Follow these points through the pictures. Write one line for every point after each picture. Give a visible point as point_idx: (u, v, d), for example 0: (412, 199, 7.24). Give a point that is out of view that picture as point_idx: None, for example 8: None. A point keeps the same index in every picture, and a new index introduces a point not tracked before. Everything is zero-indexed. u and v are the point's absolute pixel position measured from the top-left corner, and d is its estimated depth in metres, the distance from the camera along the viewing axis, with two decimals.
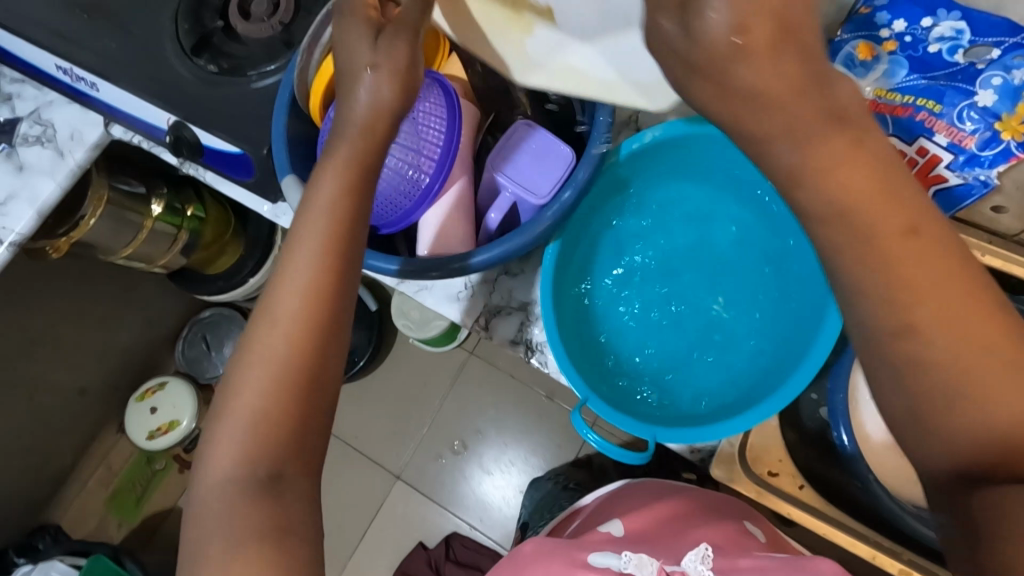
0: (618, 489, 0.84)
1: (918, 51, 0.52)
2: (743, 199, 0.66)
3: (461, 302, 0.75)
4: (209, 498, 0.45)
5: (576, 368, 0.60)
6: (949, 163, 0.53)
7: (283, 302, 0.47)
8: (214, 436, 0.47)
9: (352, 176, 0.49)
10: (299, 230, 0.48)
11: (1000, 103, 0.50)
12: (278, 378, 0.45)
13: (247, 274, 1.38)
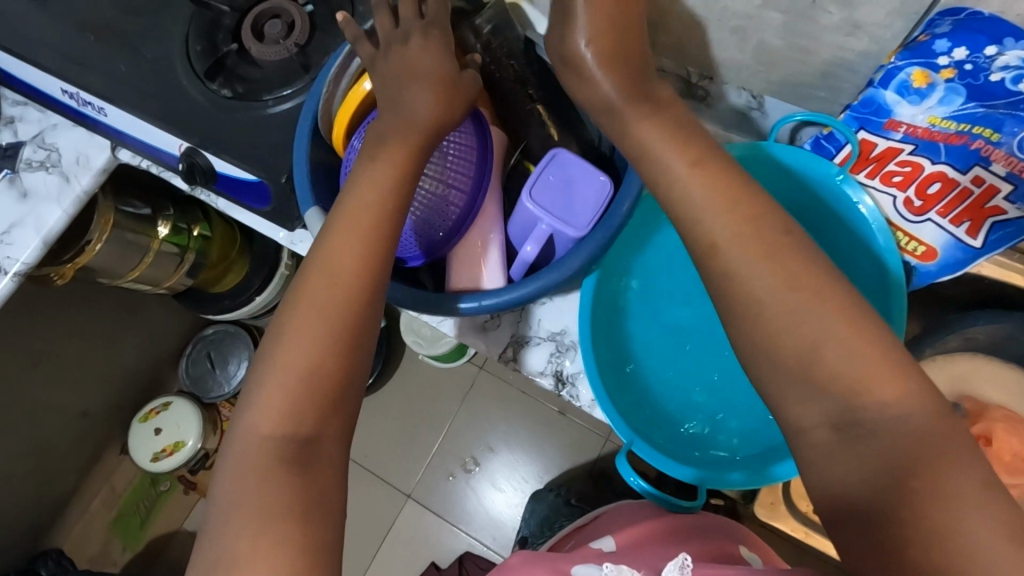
0: (629, 507, 0.82)
1: (978, 79, 0.49)
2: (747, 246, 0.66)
3: (488, 332, 0.72)
4: (236, 461, 0.45)
5: (618, 412, 0.59)
6: (1008, 194, 0.52)
7: (333, 265, 0.49)
8: (251, 395, 0.47)
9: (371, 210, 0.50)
10: (348, 205, 0.51)
11: None
12: (322, 342, 0.47)
13: (254, 291, 1.35)
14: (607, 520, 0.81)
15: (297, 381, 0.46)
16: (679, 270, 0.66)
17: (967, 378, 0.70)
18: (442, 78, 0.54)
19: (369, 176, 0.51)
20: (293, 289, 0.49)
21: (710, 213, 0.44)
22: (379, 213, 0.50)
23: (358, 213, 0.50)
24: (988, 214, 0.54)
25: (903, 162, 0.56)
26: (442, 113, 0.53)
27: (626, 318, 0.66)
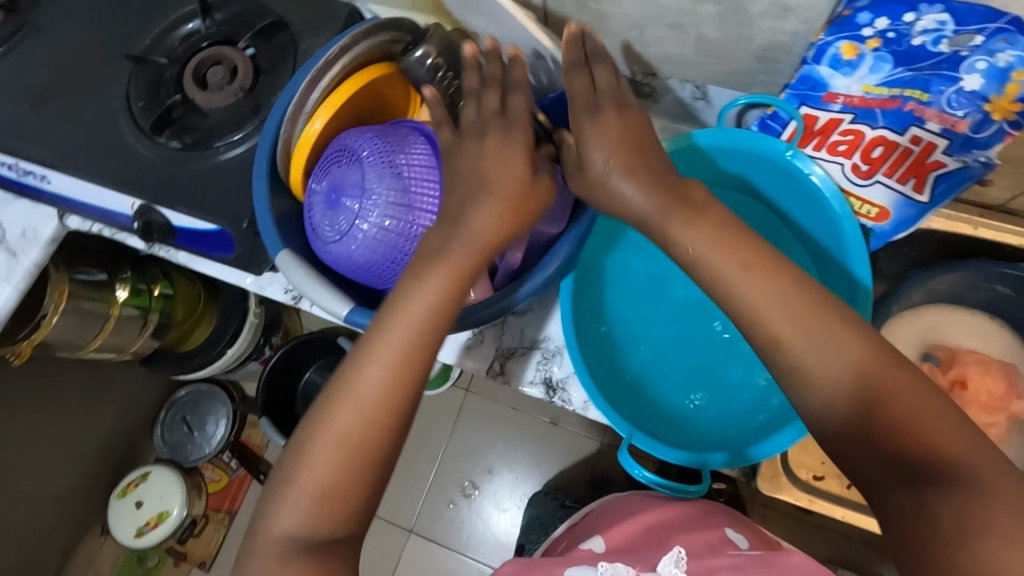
0: (624, 496, 0.82)
1: (902, 45, 0.52)
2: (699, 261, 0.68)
3: (472, 348, 0.71)
4: (261, 553, 0.49)
5: (615, 409, 0.60)
6: (946, 148, 0.55)
7: (356, 398, 0.50)
8: (278, 493, 0.51)
9: (396, 353, 0.50)
10: (377, 340, 0.50)
11: (987, 86, 0.50)
12: (348, 466, 0.49)
13: (224, 346, 1.34)
14: (596, 516, 0.81)
15: (310, 496, 0.49)
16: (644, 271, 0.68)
17: (933, 329, 0.74)
18: (470, 155, 0.53)
19: (410, 302, 0.50)
20: (320, 404, 0.51)
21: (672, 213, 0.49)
22: (414, 347, 0.50)
23: (390, 345, 0.50)
24: (930, 167, 0.57)
25: (845, 130, 0.59)
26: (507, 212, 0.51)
27: (604, 321, 0.67)
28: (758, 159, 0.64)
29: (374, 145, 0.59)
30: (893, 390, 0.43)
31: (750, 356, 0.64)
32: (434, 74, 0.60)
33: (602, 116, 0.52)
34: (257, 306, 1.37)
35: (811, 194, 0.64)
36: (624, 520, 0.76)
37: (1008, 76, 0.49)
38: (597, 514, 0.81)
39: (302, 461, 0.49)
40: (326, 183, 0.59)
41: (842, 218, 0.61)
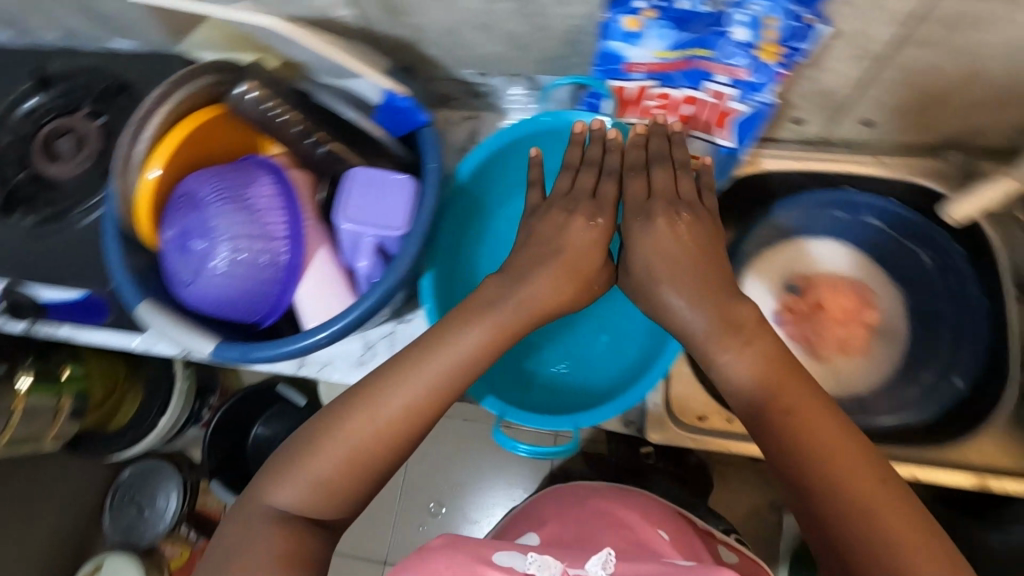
0: (564, 490, 0.84)
1: (674, 12, 0.56)
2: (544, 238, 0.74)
3: (367, 364, 0.76)
4: (242, 524, 0.48)
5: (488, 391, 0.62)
6: (735, 95, 0.61)
7: (379, 407, 0.50)
8: (282, 465, 0.50)
9: (433, 380, 0.51)
10: (423, 359, 0.52)
11: (751, 35, 0.56)
12: (356, 469, 0.49)
13: (155, 417, 1.29)
14: (547, 504, 0.82)
15: (317, 480, 0.49)
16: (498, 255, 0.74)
17: (791, 260, 0.79)
18: (552, 227, 0.58)
19: (457, 335, 0.53)
20: (339, 407, 0.51)
21: (696, 291, 0.52)
22: (455, 376, 0.52)
23: (433, 366, 0.52)
24: (728, 114, 0.63)
25: (655, 95, 0.64)
26: (568, 283, 0.56)
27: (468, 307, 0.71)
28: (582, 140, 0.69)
29: (213, 185, 0.60)
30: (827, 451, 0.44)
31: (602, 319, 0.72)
32: (260, 107, 0.61)
33: (649, 209, 0.57)
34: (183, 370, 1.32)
35: None
36: (573, 513, 0.78)
37: (763, 23, 0.55)
38: (545, 504, 0.83)
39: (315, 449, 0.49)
40: (175, 230, 0.60)
41: None
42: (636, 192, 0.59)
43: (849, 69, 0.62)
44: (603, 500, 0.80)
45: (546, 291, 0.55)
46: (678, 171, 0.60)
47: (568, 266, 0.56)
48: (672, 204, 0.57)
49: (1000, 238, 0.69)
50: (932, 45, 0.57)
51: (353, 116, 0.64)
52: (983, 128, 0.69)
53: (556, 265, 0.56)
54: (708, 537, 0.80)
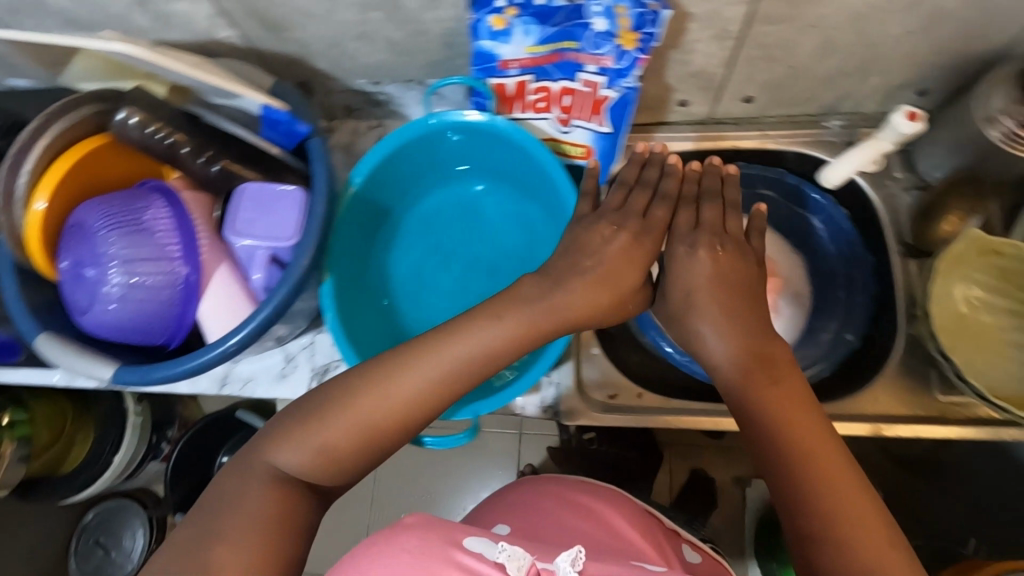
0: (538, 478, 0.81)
1: (534, 7, 0.59)
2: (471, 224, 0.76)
3: (289, 376, 0.76)
4: (239, 480, 0.47)
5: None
6: (605, 84, 0.63)
7: (395, 384, 0.50)
8: (289, 426, 0.50)
9: (451, 372, 0.52)
10: (450, 343, 0.52)
11: (607, 24, 0.58)
12: (360, 441, 0.49)
13: (108, 454, 1.29)
14: (513, 494, 0.79)
15: (319, 444, 0.48)
16: (426, 245, 0.76)
17: None
18: (590, 241, 0.58)
19: (485, 322, 0.54)
20: (355, 378, 0.51)
21: (727, 327, 0.55)
22: (478, 362, 0.52)
23: (453, 351, 0.52)
24: (602, 102, 0.65)
25: (535, 89, 0.67)
26: (602, 294, 0.56)
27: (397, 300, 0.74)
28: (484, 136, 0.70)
29: (102, 213, 0.61)
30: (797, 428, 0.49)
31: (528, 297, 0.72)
32: (143, 130, 0.63)
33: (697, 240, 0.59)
34: (134, 404, 1.31)
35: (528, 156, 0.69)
36: (540, 501, 0.75)
37: (615, 13, 0.57)
38: (514, 493, 0.80)
39: (324, 416, 0.49)
40: (68, 260, 0.60)
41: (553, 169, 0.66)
42: (685, 222, 0.60)
43: (712, 50, 0.65)
44: (571, 490, 0.78)
45: (580, 299, 0.55)
46: (727, 208, 0.61)
47: (605, 277, 0.56)
48: (720, 241, 0.58)
49: (878, 197, 0.74)
50: (779, 21, 0.60)
51: (247, 136, 0.65)
52: (851, 95, 0.73)
53: (593, 277, 0.56)
54: (672, 534, 0.77)
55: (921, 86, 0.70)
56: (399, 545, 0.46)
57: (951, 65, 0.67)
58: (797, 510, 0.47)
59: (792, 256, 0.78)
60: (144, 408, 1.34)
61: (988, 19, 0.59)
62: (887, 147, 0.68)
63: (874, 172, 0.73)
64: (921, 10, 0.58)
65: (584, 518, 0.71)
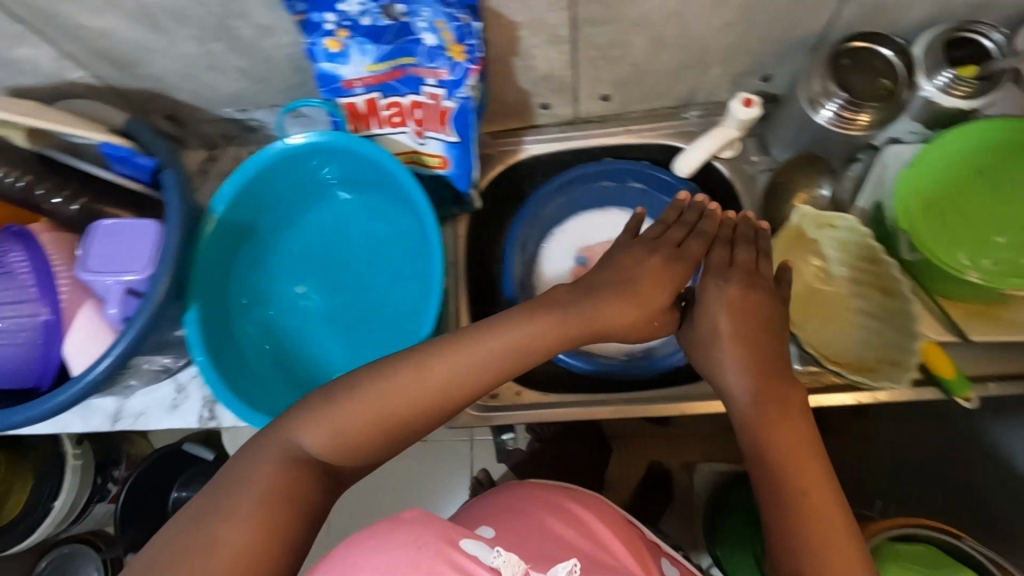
0: (513, 485, 0.76)
1: (362, 28, 0.61)
2: (346, 237, 0.72)
3: (181, 407, 0.77)
4: (258, 457, 0.48)
5: (250, 408, 0.61)
6: (446, 96, 0.64)
7: (422, 371, 0.52)
8: (308, 410, 0.50)
9: (478, 360, 0.53)
10: (479, 339, 0.53)
11: (434, 38, 0.60)
12: (376, 428, 0.50)
13: (47, 500, 1.16)
14: (495, 496, 0.73)
15: (339, 422, 0.50)
16: (301, 264, 0.72)
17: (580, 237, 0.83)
18: (624, 267, 0.58)
19: (509, 325, 0.55)
20: (385, 362, 0.52)
21: (747, 362, 0.56)
22: (495, 362, 0.53)
23: (478, 346, 0.53)
24: (446, 113, 0.66)
25: (385, 105, 0.68)
26: (634, 315, 0.56)
27: (268, 323, 0.70)
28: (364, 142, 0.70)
29: None
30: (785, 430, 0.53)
31: (405, 310, 0.68)
32: None
33: (726, 271, 0.59)
34: (72, 445, 1.19)
35: (381, 165, 0.67)
36: (520, 505, 0.69)
37: (438, 27, 0.59)
38: (494, 497, 0.74)
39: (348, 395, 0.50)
40: None
41: (406, 180, 0.65)
42: (719, 260, 0.60)
43: (552, 54, 0.67)
44: (555, 493, 0.72)
45: (620, 317, 0.56)
46: (760, 257, 0.61)
47: (641, 301, 0.57)
48: (753, 283, 0.59)
49: (736, 181, 0.77)
50: (604, 22, 0.63)
51: (113, 176, 0.66)
52: (702, 86, 0.75)
53: (626, 299, 0.56)
54: (652, 547, 0.73)
55: (765, 73, 0.73)
56: (398, 540, 0.45)
57: (784, 51, 0.69)
58: (784, 523, 0.49)
59: None
60: (86, 448, 1.22)
61: (801, 7, 0.62)
62: (734, 133, 0.72)
63: (731, 158, 0.77)
64: (732, 2, 0.61)
65: (568, 523, 0.66)
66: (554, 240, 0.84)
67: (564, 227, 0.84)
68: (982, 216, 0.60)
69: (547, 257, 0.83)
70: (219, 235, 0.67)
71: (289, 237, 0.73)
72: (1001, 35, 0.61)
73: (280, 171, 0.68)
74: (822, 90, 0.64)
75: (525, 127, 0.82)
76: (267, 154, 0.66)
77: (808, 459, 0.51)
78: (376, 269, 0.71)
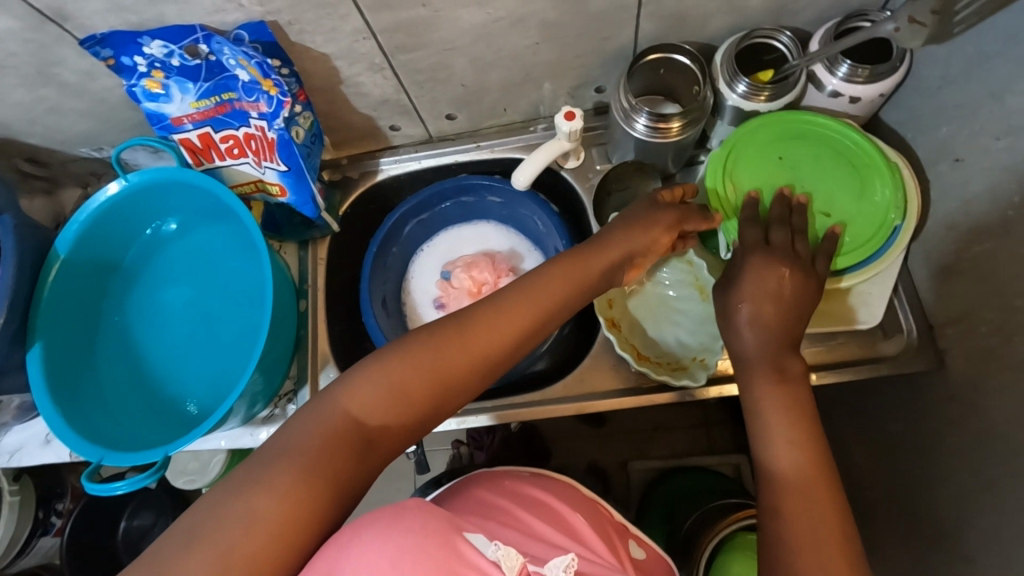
0: (488, 473, 0.68)
1: (175, 69, 0.62)
2: (203, 265, 0.74)
3: (54, 441, 0.78)
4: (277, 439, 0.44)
5: (83, 437, 0.63)
6: (270, 127, 0.66)
7: (484, 332, 0.50)
8: (368, 374, 0.47)
9: (524, 318, 0.51)
10: (513, 299, 0.52)
11: (244, 74, 0.62)
12: (434, 390, 0.48)
13: None
14: (461, 481, 0.65)
15: (402, 385, 0.47)
16: (160, 294, 0.74)
17: (448, 248, 0.89)
18: (645, 204, 0.62)
19: (530, 288, 0.53)
20: (453, 322, 0.50)
21: (767, 338, 0.55)
22: (531, 326, 0.52)
23: (521, 307, 0.52)
24: (273, 143, 0.67)
25: (221, 138, 0.70)
26: (623, 244, 0.59)
27: (123, 353, 0.72)
28: (211, 175, 0.72)
29: None
30: (778, 432, 0.50)
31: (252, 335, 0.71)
32: None
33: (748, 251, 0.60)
34: (8, 482, 1.08)
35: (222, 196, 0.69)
36: (492, 498, 0.61)
37: (241, 65, 0.60)
38: (459, 489, 0.64)
39: (411, 357, 0.48)
40: None
41: (241, 211, 0.67)
42: (754, 239, 0.60)
43: (378, 80, 0.70)
44: (524, 483, 0.64)
45: (612, 245, 0.58)
46: (797, 234, 0.60)
47: (637, 230, 0.60)
48: (790, 259, 0.58)
49: (582, 191, 0.80)
50: (414, 49, 0.66)
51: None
52: (542, 100, 0.78)
53: (625, 233, 0.59)
54: (620, 531, 0.66)
55: (596, 84, 0.75)
56: (405, 529, 0.40)
57: (605, 64, 0.72)
58: (770, 518, 0.45)
59: (520, 252, 0.87)
60: (23, 481, 1.11)
61: (602, 23, 0.65)
62: (568, 145, 0.74)
63: (576, 167, 0.80)
64: (531, 23, 0.64)
65: (541, 515, 0.59)
66: (427, 254, 0.89)
67: (434, 239, 0.89)
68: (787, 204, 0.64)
69: (422, 270, 0.88)
70: (71, 269, 0.69)
71: (151, 267, 0.75)
72: (789, 35, 0.63)
73: (131, 206, 0.70)
74: (630, 105, 0.67)
75: (383, 149, 0.84)
76: (112, 189, 0.68)
77: (814, 450, 0.48)
78: (230, 296, 0.73)
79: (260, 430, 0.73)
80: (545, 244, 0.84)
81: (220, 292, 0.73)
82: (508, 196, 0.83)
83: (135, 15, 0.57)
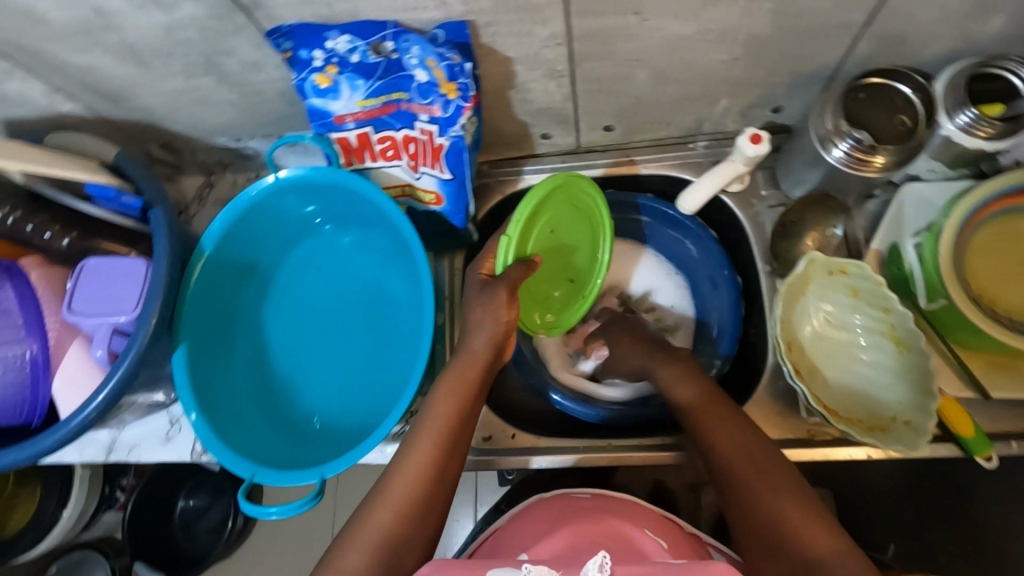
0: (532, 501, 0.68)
1: (350, 66, 0.57)
2: (340, 275, 0.71)
3: (174, 439, 0.75)
4: None
5: (233, 451, 0.60)
6: (438, 131, 0.61)
7: (419, 458, 0.53)
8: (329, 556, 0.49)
9: (444, 426, 0.55)
10: (430, 422, 0.56)
11: (426, 73, 0.57)
12: (410, 511, 0.51)
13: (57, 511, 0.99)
14: (534, 504, 0.66)
15: (364, 537, 0.49)
16: (293, 300, 0.71)
17: None
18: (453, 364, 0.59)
19: (441, 402, 0.56)
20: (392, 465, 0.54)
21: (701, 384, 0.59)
22: (459, 425, 0.56)
23: (439, 422, 0.55)
24: (438, 149, 0.62)
25: (378, 139, 0.64)
26: (459, 390, 0.57)
27: (259, 359, 0.69)
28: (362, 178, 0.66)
29: None
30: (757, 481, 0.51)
31: (392, 350, 0.67)
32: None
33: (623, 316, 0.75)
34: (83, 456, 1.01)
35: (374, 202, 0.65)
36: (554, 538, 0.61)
37: (427, 65, 0.56)
38: (521, 525, 0.64)
39: (367, 516, 0.50)
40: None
41: (395, 216, 0.63)
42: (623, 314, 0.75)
43: (550, 87, 0.65)
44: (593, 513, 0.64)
45: (455, 390, 0.57)
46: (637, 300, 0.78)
47: (467, 374, 0.58)
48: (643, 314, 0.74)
49: (743, 218, 0.75)
50: (601, 57, 0.60)
51: (102, 213, 0.64)
52: (709, 117, 0.72)
53: (453, 374, 0.58)
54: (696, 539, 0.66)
55: (777, 104, 0.69)
56: None
57: (796, 85, 0.66)
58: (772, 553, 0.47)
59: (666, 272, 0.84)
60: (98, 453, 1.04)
61: (814, 41, 0.59)
62: (741, 168, 0.69)
63: (738, 191, 0.74)
64: (737, 37, 0.58)
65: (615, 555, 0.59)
66: None
67: None
68: (546, 270, 0.68)
69: None
70: (213, 269, 0.66)
71: (287, 272, 0.72)
72: None
73: (276, 203, 0.67)
74: (836, 128, 0.61)
75: (527, 155, 0.80)
76: (262, 188, 0.64)
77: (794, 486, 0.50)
78: (363, 309, 0.70)
79: (389, 445, 0.66)
80: (706, 306, 0.80)
81: (355, 303, 0.70)
82: (662, 215, 0.81)
83: (327, 7, 0.53)
